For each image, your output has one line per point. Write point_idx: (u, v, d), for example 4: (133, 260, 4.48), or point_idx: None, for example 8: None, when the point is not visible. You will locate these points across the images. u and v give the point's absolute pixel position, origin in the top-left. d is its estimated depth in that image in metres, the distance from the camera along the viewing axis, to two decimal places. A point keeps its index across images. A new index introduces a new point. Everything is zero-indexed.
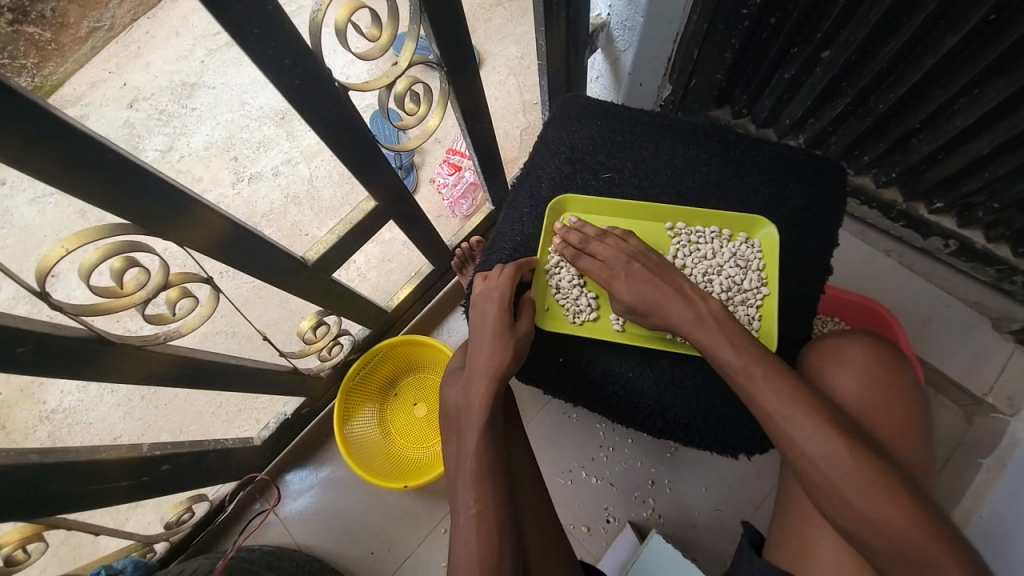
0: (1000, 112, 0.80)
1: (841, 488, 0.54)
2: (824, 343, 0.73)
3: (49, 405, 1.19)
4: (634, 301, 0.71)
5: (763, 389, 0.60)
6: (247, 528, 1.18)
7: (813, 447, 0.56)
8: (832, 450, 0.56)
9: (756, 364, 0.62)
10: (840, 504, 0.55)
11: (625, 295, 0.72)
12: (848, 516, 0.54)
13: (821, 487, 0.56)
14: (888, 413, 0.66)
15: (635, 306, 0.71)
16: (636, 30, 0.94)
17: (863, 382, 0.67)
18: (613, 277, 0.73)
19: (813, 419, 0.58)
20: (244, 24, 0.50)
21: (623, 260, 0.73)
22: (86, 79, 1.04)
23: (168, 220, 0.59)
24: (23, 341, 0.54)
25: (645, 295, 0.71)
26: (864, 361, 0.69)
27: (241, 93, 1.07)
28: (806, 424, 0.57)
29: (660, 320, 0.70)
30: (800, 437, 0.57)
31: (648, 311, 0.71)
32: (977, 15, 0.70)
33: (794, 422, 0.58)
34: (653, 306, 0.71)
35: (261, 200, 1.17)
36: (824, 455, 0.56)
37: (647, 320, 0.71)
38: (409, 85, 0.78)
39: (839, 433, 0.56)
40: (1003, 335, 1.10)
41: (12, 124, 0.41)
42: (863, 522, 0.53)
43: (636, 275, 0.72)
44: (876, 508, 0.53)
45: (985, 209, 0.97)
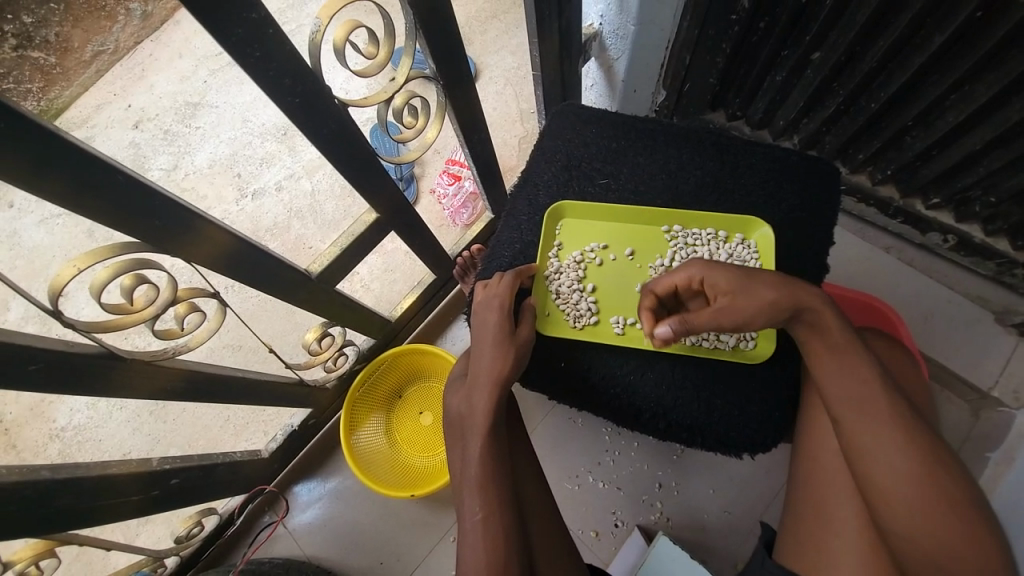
0: (989, 108, 0.81)
1: (916, 500, 0.55)
2: (858, 346, 0.73)
3: (59, 423, 1.21)
4: (738, 287, 0.66)
5: (863, 397, 0.60)
6: (257, 541, 1.19)
7: (904, 459, 0.56)
8: (917, 462, 0.56)
9: (853, 372, 0.61)
10: (910, 514, 0.55)
11: (722, 281, 0.67)
12: (914, 525, 0.55)
13: (895, 496, 0.56)
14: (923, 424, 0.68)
15: (733, 290, 0.66)
16: (628, 39, 0.96)
17: (900, 384, 0.68)
18: (705, 272, 0.69)
19: (902, 432, 0.57)
20: (246, 47, 0.51)
21: (701, 261, 0.71)
22: (91, 103, 1.10)
23: (175, 237, 0.60)
24: (35, 359, 0.55)
25: (742, 282, 0.66)
26: (898, 369, 0.70)
27: (242, 110, 1.14)
28: (896, 435, 0.57)
29: (767, 305, 0.65)
30: (884, 447, 0.57)
31: (746, 295, 0.66)
32: (963, 15, 0.72)
33: (881, 432, 0.58)
34: (752, 290, 0.66)
35: (265, 215, 1.16)
36: (909, 467, 0.56)
37: (755, 304, 0.65)
38: (407, 99, 0.80)
39: (930, 449, 0.57)
40: (1007, 329, 1.10)
41: (22, 148, 0.43)
42: (929, 534, 0.54)
43: (721, 265, 0.69)
44: (945, 523, 0.54)
45: (982, 204, 0.97)
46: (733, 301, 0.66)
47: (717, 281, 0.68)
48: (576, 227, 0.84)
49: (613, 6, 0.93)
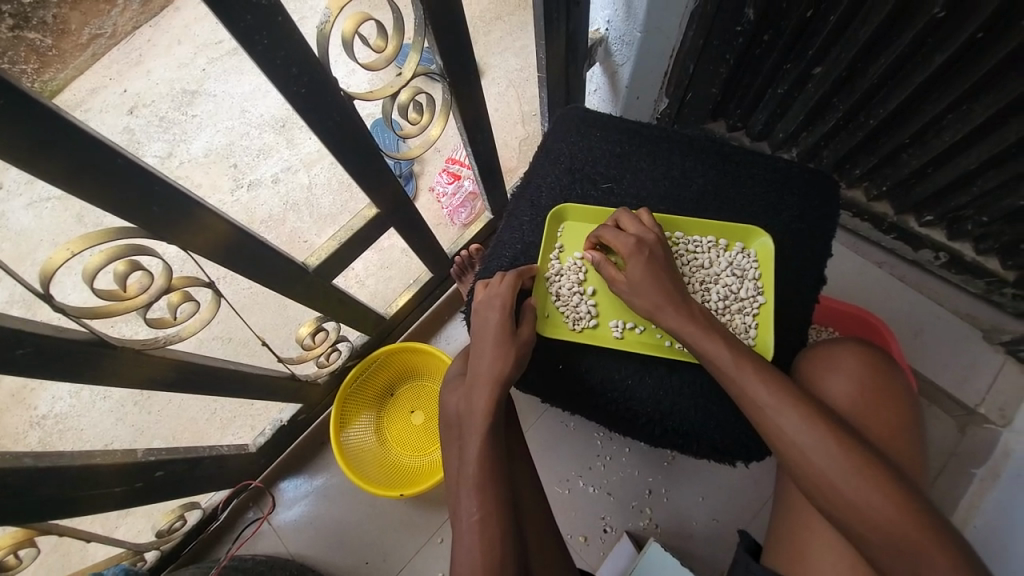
0: (984, 129, 0.83)
1: (829, 476, 0.56)
2: (822, 350, 0.73)
3: (40, 411, 1.18)
4: (642, 280, 0.71)
5: (750, 381, 0.63)
6: (242, 537, 1.17)
7: (802, 437, 0.59)
8: (818, 437, 0.58)
9: (739, 358, 0.65)
10: (829, 491, 0.56)
11: (637, 272, 0.71)
12: (838, 503, 0.56)
13: (810, 476, 0.58)
14: (882, 415, 0.67)
15: (639, 280, 0.71)
16: (633, 45, 0.96)
17: (854, 384, 0.69)
18: (636, 251, 0.72)
19: (798, 410, 0.60)
20: (254, 33, 0.51)
21: (643, 241, 0.73)
22: (86, 84, 1.04)
23: (173, 225, 0.59)
24: (22, 343, 0.54)
25: (652, 275, 0.71)
26: (860, 364, 0.70)
27: (242, 101, 1.07)
28: (790, 414, 0.60)
29: (658, 298, 0.70)
30: (788, 426, 0.60)
31: (651, 285, 0.71)
32: (963, 35, 0.73)
33: (778, 413, 0.61)
34: (658, 283, 0.71)
35: (260, 206, 1.17)
36: (811, 444, 0.58)
37: (645, 296, 0.71)
38: (413, 95, 0.79)
39: (827, 424, 0.59)
40: (994, 346, 1.12)
41: (21, 126, 0.42)
42: (859, 520, 0.55)
43: (653, 257, 0.72)
44: (867, 495, 0.55)
45: (975, 222, 0.99)
46: (626, 288, 0.73)
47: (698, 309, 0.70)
48: (579, 230, 0.83)
49: (621, 12, 0.93)
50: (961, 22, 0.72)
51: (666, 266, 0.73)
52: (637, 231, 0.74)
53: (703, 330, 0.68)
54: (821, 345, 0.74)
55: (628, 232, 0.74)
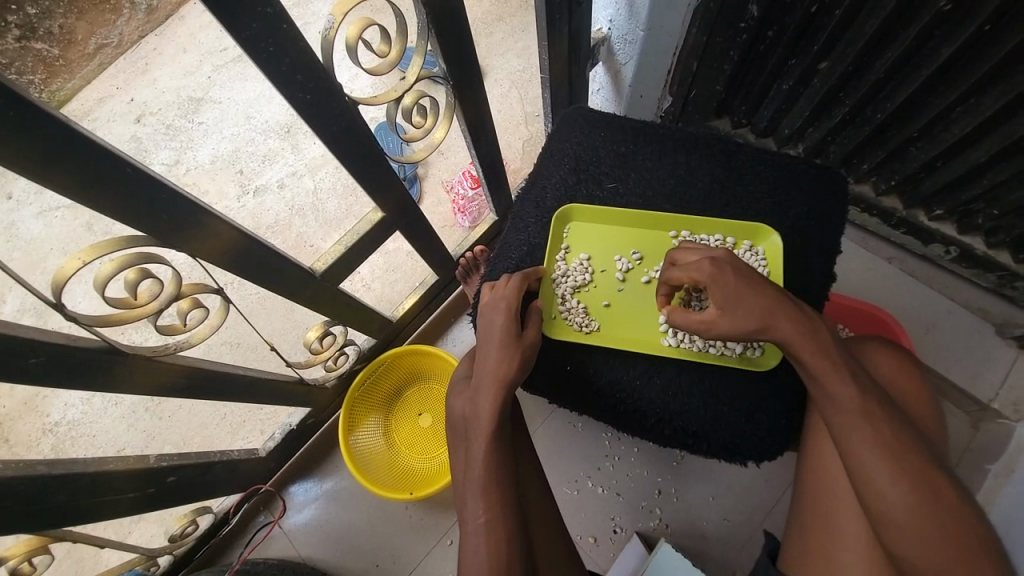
0: (993, 122, 0.82)
1: (921, 531, 0.54)
2: (865, 353, 0.72)
3: (53, 418, 1.19)
4: (738, 302, 0.66)
5: (851, 418, 0.59)
6: (253, 541, 1.18)
7: (894, 479, 0.56)
8: (914, 486, 0.55)
9: (844, 390, 0.61)
10: (896, 530, 0.55)
11: (733, 293, 0.67)
12: (907, 543, 0.55)
13: (901, 527, 0.55)
14: (925, 427, 0.67)
15: (734, 304, 0.67)
16: (636, 44, 0.96)
17: (901, 394, 0.68)
18: (716, 274, 0.69)
19: (897, 456, 0.57)
20: (260, 41, 0.51)
21: (718, 260, 0.70)
22: (94, 96, 1.05)
23: (181, 232, 0.60)
24: (37, 352, 0.55)
25: (749, 295, 0.66)
26: (902, 372, 0.69)
27: (246, 108, 1.06)
28: (884, 455, 0.57)
29: (769, 319, 0.65)
30: (885, 470, 0.56)
31: (755, 310, 0.66)
32: (970, 27, 0.72)
33: (877, 454, 0.57)
34: (759, 304, 0.66)
35: (265, 212, 1.15)
36: (903, 491, 0.55)
37: (747, 321, 0.66)
38: (416, 98, 0.80)
39: (897, 440, 0.58)
40: (1007, 341, 1.10)
41: (33, 139, 0.43)
42: (915, 532, 0.54)
43: (741, 273, 0.69)
44: (942, 540, 0.54)
45: (986, 216, 0.98)
46: (726, 317, 0.67)
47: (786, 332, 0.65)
48: (584, 231, 0.84)
49: (623, 11, 0.92)
50: (968, 13, 0.72)
51: (760, 283, 0.68)
52: (702, 255, 0.72)
53: (820, 358, 0.63)
54: (866, 344, 0.73)
55: (697, 260, 0.72)
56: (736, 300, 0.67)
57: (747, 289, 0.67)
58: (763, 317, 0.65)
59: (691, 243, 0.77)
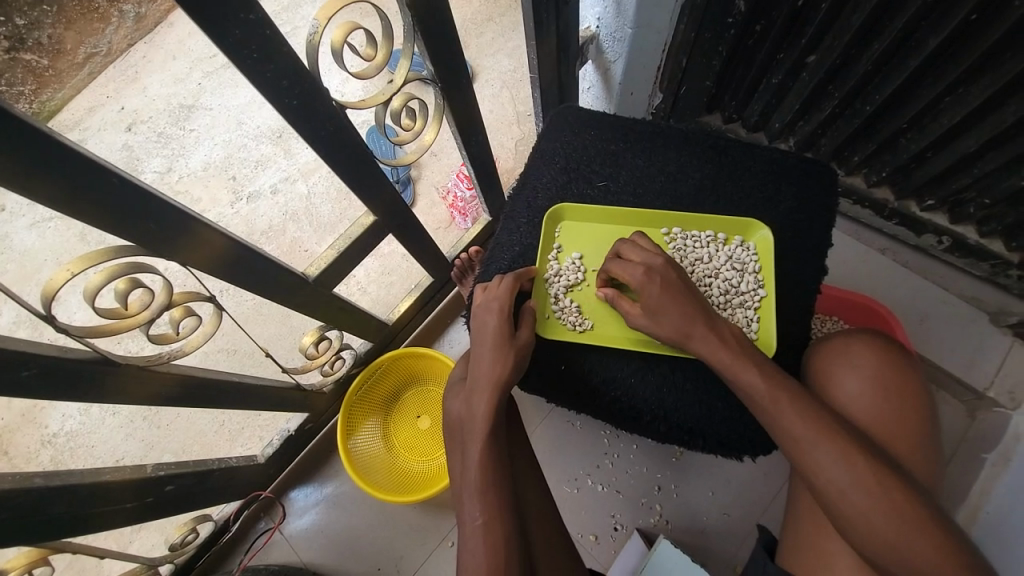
0: (982, 111, 0.82)
1: (868, 519, 0.54)
2: (838, 346, 0.72)
3: (51, 429, 1.19)
4: (659, 310, 0.68)
5: (788, 414, 0.59)
6: (254, 548, 1.17)
7: (836, 471, 0.56)
8: (852, 475, 0.56)
9: (777, 387, 0.61)
10: (849, 523, 0.55)
11: (653, 301, 0.68)
12: (859, 532, 0.55)
13: (851, 519, 0.55)
14: (898, 418, 0.66)
15: (657, 312, 0.68)
16: (625, 41, 0.96)
17: (863, 385, 0.68)
18: (645, 283, 0.69)
19: (838, 447, 0.57)
20: (244, 48, 0.51)
21: (652, 268, 0.70)
22: (84, 104, 1.06)
23: (170, 241, 0.59)
24: (29, 365, 0.55)
25: (671, 303, 0.68)
26: (874, 365, 0.69)
27: (237, 113, 1.10)
28: (827, 447, 0.57)
29: (685, 327, 0.67)
30: (822, 461, 0.57)
31: (672, 317, 0.68)
32: (956, 18, 0.72)
33: (813, 447, 0.58)
34: (678, 312, 0.68)
35: (259, 218, 1.14)
36: (848, 480, 0.56)
37: (668, 328, 0.68)
38: (405, 101, 0.79)
39: (832, 431, 0.58)
40: (1001, 329, 1.11)
41: (16, 151, 0.42)
42: (863, 521, 0.55)
43: (669, 281, 0.69)
44: (892, 530, 0.54)
45: (977, 205, 0.98)
46: (646, 323, 0.70)
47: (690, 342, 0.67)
48: (576, 230, 0.84)
49: (611, 9, 0.92)
50: (954, 4, 0.72)
51: (684, 290, 0.69)
52: (640, 258, 0.72)
53: (738, 359, 0.64)
54: (840, 339, 0.73)
55: (634, 262, 0.71)
56: (657, 310, 0.68)
57: (669, 299, 0.68)
58: (684, 325, 0.67)
59: (641, 235, 0.75)
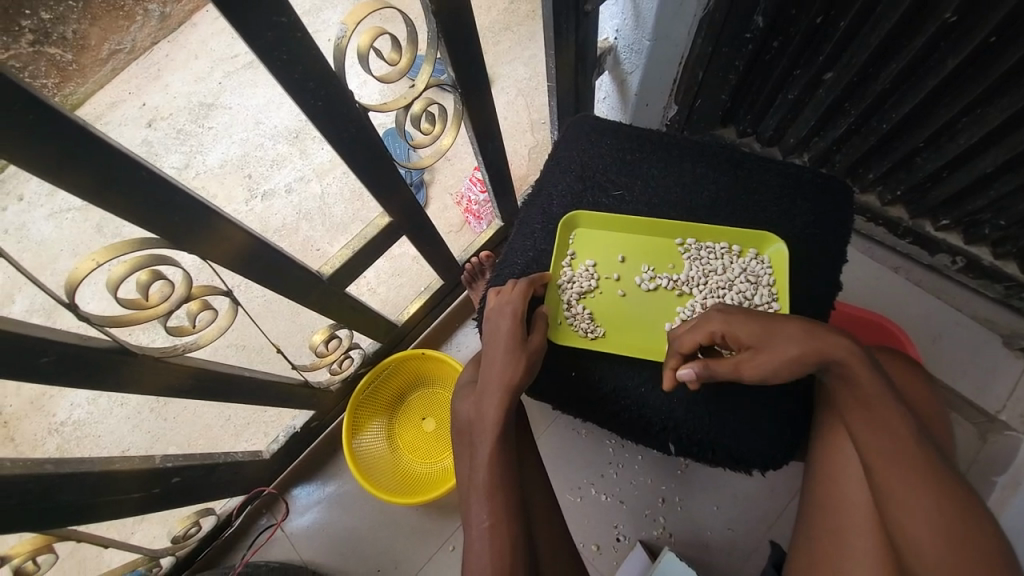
0: (999, 133, 0.82)
1: (941, 549, 0.55)
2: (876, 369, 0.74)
3: (59, 418, 1.20)
4: (745, 303, 0.67)
5: (890, 438, 0.59)
6: (254, 544, 1.18)
7: (927, 502, 0.56)
8: (935, 504, 0.56)
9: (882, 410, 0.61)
10: (920, 550, 0.56)
11: (733, 295, 0.68)
12: (926, 555, 0.55)
13: (923, 547, 0.56)
14: (936, 438, 0.69)
15: (742, 305, 0.67)
16: (643, 53, 0.96)
17: (907, 409, 0.70)
18: (727, 278, 0.69)
19: (926, 474, 0.57)
20: (273, 49, 0.52)
21: (732, 263, 0.70)
22: (104, 100, 1.01)
23: (192, 235, 0.61)
24: (48, 351, 0.56)
25: (755, 297, 0.67)
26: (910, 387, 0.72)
27: (256, 112, 1.10)
28: (917, 476, 0.57)
29: (772, 325, 0.65)
30: (911, 487, 0.57)
31: (757, 314, 0.67)
32: (975, 39, 0.73)
33: (905, 474, 0.58)
34: (765, 309, 0.67)
35: (273, 216, 1.18)
36: (933, 509, 0.56)
37: (750, 323, 0.67)
38: (425, 106, 0.80)
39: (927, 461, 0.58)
40: (1014, 352, 1.10)
41: (51, 142, 0.44)
42: (935, 550, 0.55)
43: (751, 278, 0.69)
44: (962, 562, 0.54)
45: (992, 226, 0.98)
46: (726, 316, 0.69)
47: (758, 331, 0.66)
48: (590, 237, 0.84)
49: (630, 21, 0.93)
50: (973, 26, 0.72)
51: (765, 290, 0.68)
52: None
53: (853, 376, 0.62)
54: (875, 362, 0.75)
55: None
56: (740, 304, 0.67)
57: (751, 293, 0.67)
58: (769, 325, 0.66)
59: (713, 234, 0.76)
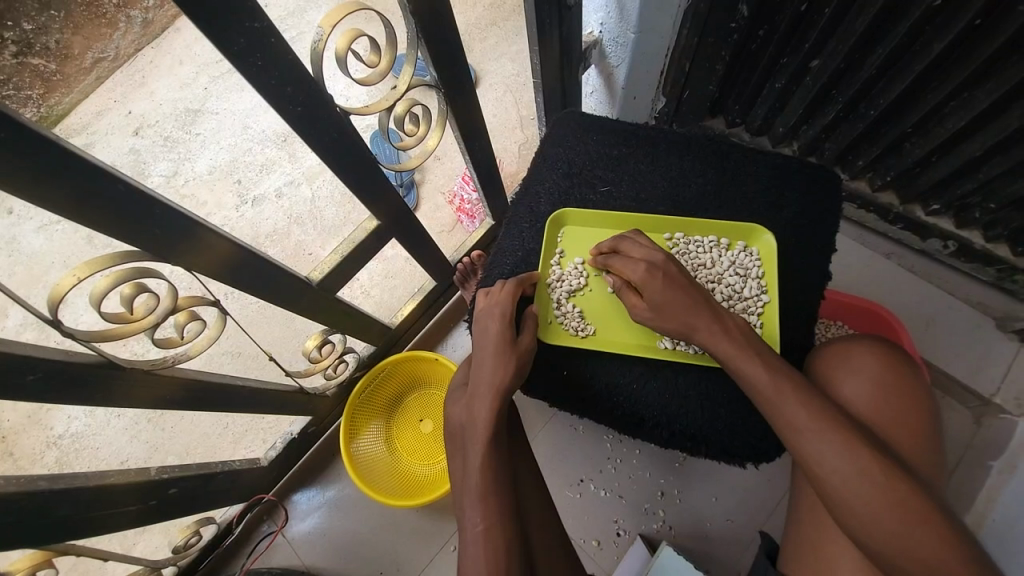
0: (987, 116, 0.82)
1: (867, 513, 0.54)
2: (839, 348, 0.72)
3: (57, 431, 1.20)
4: (664, 303, 0.69)
5: (789, 406, 0.60)
6: (256, 551, 1.18)
7: (838, 463, 0.56)
8: (853, 465, 0.55)
9: (779, 381, 0.62)
10: (851, 516, 0.55)
11: (657, 296, 0.69)
12: (860, 521, 0.54)
13: (852, 513, 0.55)
14: (906, 424, 0.65)
15: (662, 306, 0.69)
16: (628, 46, 0.96)
17: (868, 381, 0.68)
18: (647, 278, 0.70)
19: (836, 436, 0.57)
20: (249, 56, 0.51)
21: (653, 264, 0.70)
22: (91, 109, 1.10)
23: (175, 247, 0.60)
24: (34, 369, 0.55)
25: (674, 297, 0.69)
26: (880, 369, 0.68)
27: (243, 117, 1.12)
28: (828, 439, 0.57)
29: (688, 321, 0.68)
30: (822, 451, 0.57)
31: (675, 312, 0.68)
32: (961, 23, 0.72)
33: (812, 438, 0.58)
34: (681, 305, 0.68)
35: (263, 222, 1.14)
36: (849, 470, 0.55)
37: (670, 322, 0.69)
38: (408, 107, 0.79)
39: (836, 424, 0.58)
40: (1008, 334, 1.10)
41: (25, 158, 0.43)
42: (864, 514, 0.54)
43: (668, 276, 0.69)
44: (895, 522, 0.53)
45: (982, 210, 0.98)
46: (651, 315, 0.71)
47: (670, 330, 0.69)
48: (579, 235, 0.84)
49: (614, 14, 0.93)
50: (957, 10, 0.72)
51: (686, 285, 0.70)
52: (641, 254, 0.72)
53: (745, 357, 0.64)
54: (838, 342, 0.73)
55: (635, 257, 0.72)
56: (657, 305, 0.69)
57: (673, 292, 0.69)
58: (682, 323, 0.68)
59: (637, 233, 0.76)
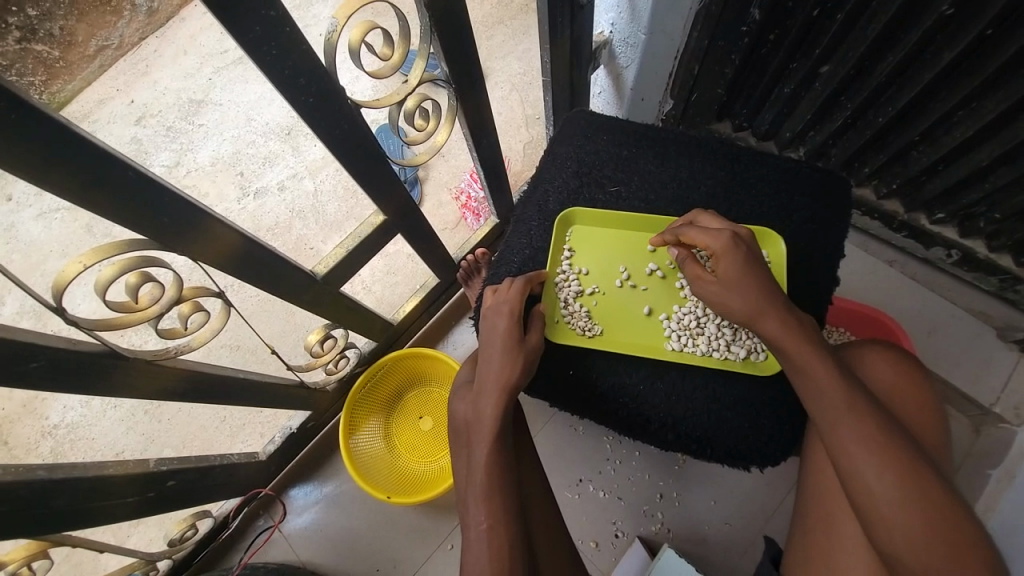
0: (995, 126, 0.82)
1: (906, 532, 0.54)
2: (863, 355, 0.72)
3: (52, 421, 1.19)
4: (738, 279, 0.68)
5: (842, 416, 0.59)
6: (253, 546, 1.17)
7: (881, 480, 0.55)
8: (897, 482, 0.55)
9: (832, 387, 0.61)
10: (885, 530, 0.55)
11: (731, 270, 0.68)
12: (892, 535, 0.54)
13: (887, 529, 0.54)
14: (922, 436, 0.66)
15: (737, 280, 0.68)
16: (638, 47, 0.97)
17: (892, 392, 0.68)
18: (726, 250, 0.69)
19: (886, 451, 0.56)
20: (263, 44, 0.51)
21: (737, 236, 0.70)
22: (95, 96, 1.08)
23: (182, 236, 0.59)
24: (36, 356, 0.54)
25: (751, 276, 0.68)
26: (899, 375, 0.69)
27: (247, 109, 1.09)
28: (874, 454, 0.56)
29: (759, 305, 0.66)
30: (870, 466, 0.56)
31: (746, 290, 0.67)
32: (972, 32, 0.72)
33: (863, 452, 0.56)
34: (756, 286, 0.67)
35: (265, 214, 1.13)
36: (891, 487, 0.55)
37: (738, 300, 0.68)
38: (418, 102, 0.79)
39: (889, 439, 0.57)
40: (1008, 344, 1.10)
41: (34, 144, 0.42)
42: (902, 532, 0.54)
43: (751, 256, 0.69)
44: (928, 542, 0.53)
45: (987, 219, 0.98)
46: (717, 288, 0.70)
47: (731, 308, 0.68)
48: (586, 235, 0.84)
49: (625, 14, 0.93)
50: (970, 19, 0.72)
51: (763, 267, 0.69)
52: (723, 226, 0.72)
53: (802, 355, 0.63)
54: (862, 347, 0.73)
55: (718, 228, 0.72)
56: (732, 280, 0.68)
57: (748, 270, 0.68)
58: (753, 308, 0.67)
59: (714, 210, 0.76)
